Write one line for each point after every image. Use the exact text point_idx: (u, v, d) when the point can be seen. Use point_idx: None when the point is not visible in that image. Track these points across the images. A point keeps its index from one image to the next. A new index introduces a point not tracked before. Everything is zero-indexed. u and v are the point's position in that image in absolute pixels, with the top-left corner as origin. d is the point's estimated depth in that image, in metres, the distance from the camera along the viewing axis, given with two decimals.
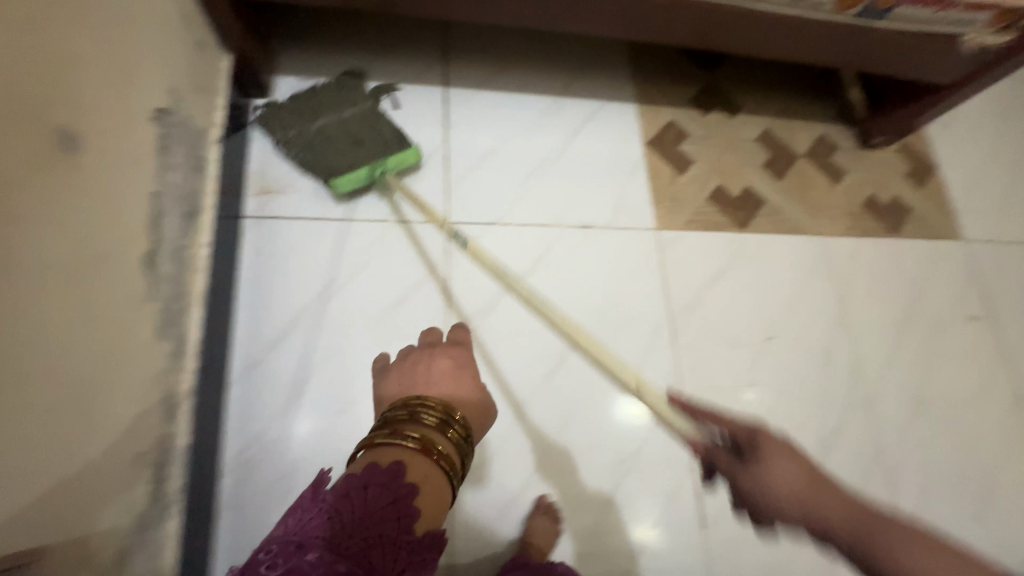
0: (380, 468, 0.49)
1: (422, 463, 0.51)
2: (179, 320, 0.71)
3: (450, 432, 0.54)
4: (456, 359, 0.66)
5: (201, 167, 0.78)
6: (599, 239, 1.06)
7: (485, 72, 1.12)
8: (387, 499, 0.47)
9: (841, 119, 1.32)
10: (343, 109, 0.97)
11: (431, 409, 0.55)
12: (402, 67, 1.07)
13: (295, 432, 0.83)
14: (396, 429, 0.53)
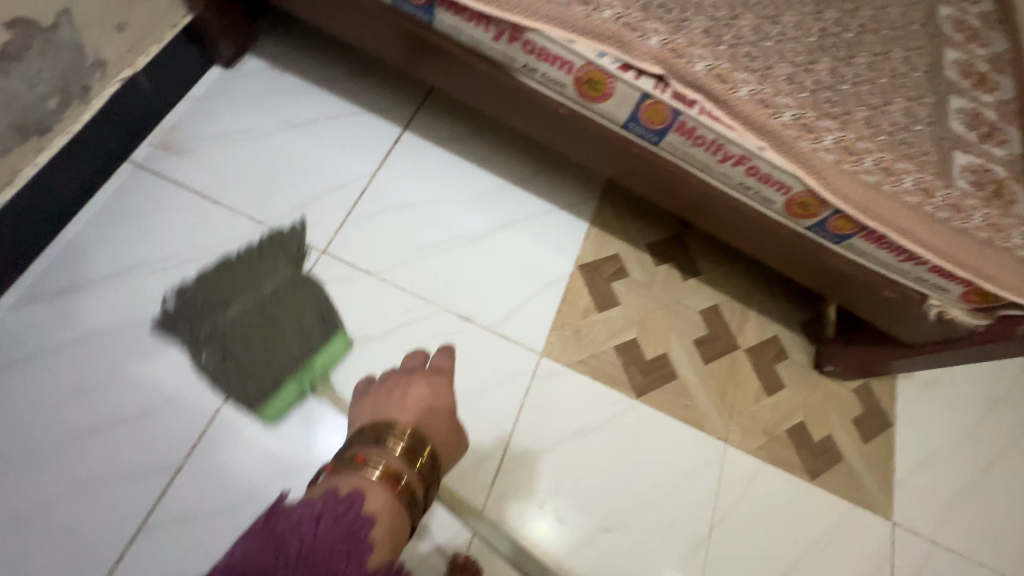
0: (342, 497, 0.49)
1: (381, 495, 0.52)
2: None
3: (415, 460, 0.57)
4: (420, 386, 0.65)
5: (82, 94, 0.76)
6: (473, 338, 0.96)
7: (451, 132, 1.09)
8: (342, 528, 0.46)
9: (804, 331, 1.19)
10: (263, 278, 0.83)
11: (399, 436, 0.58)
12: (372, 95, 1.06)
13: (33, 384, 0.78)
14: (359, 453, 0.56)
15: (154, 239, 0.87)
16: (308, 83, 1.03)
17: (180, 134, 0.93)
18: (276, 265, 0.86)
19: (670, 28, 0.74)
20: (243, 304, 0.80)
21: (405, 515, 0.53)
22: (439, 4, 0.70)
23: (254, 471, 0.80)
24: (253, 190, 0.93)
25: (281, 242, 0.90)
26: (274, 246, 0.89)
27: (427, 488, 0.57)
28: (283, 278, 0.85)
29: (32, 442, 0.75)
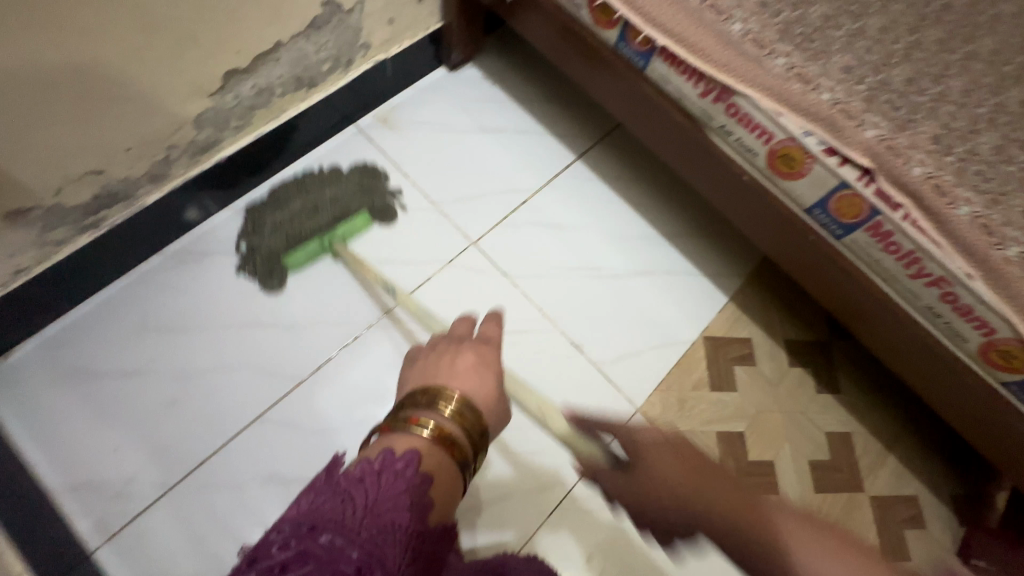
0: (400, 459, 0.45)
1: (435, 456, 0.47)
2: (224, 133, 0.83)
3: (466, 423, 0.51)
4: (467, 357, 0.59)
5: (345, 64, 0.93)
6: (576, 368, 0.97)
7: (619, 172, 1.12)
8: (401, 486, 0.43)
9: (954, 504, 0.99)
10: (331, 184, 0.96)
11: (449, 399, 0.52)
12: (559, 121, 1.14)
13: (230, 274, 0.90)
14: (408, 415, 0.50)
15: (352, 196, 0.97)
16: (509, 99, 1.15)
17: (397, 113, 1.09)
18: (345, 178, 0.98)
19: (894, 127, 0.69)
20: (302, 203, 0.94)
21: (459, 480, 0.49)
22: (659, 55, 0.73)
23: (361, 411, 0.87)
24: (436, 175, 1.06)
25: (370, 173, 1.02)
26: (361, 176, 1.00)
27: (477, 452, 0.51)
28: (348, 182, 0.98)
29: (203, 325, 0.87)
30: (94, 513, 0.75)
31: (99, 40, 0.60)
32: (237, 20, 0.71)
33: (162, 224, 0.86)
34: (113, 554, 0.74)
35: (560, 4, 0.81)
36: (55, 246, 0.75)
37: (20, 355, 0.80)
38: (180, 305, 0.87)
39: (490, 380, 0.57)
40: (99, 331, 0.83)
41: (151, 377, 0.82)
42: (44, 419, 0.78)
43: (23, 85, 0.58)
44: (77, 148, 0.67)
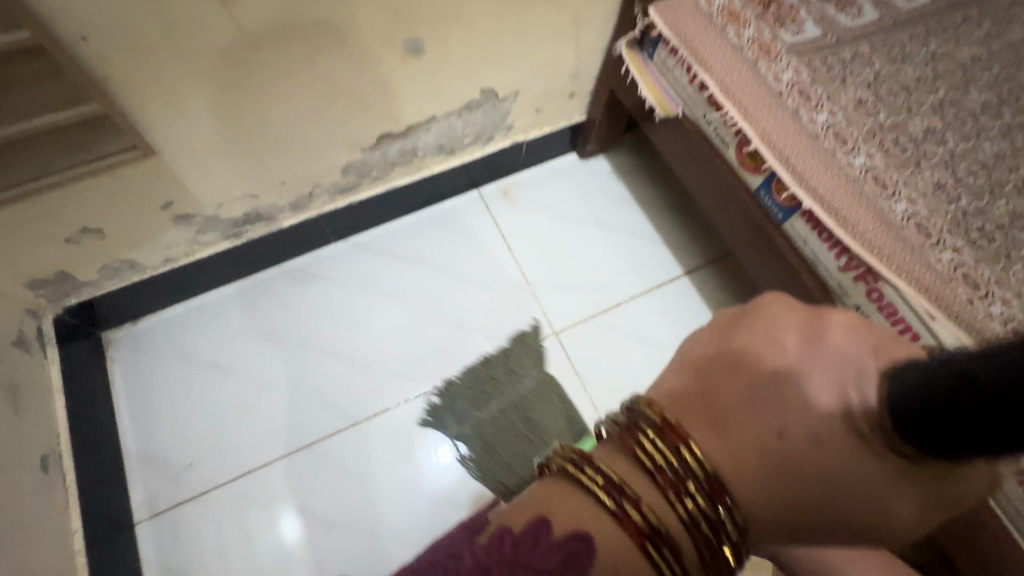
0: (524, 531, 0.31)
1: (611, 531, 0.31)
2: (364, 181, 0.92)
3: (695, 515, 0.31)
4: (791, 334, 0.32)
5: (485, 139, 0.99)
6: None
7: (724, 299, 1.06)
8: (524, 565, 0.30)
9: None
10: (551, 423, 0.93)
11: (686, 450, 0.31)
12: (674, 232, 1.12)
13: (329, 302, 0.97)
14: (621, 437, 0.33)
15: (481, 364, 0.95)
16: (629, 199, 1.15)
17: (519, 188, 1.13)
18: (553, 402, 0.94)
19: None
20: (499, 404, 0.93)
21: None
22: (802, 213, 0.68)
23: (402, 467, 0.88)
24: (538, 255, 1.07)
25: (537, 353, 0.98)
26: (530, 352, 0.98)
27: (722, 537, 0.31)
28: (554, 404, 0.94)
29: (292, 341, 0.94)
30: (151, 488, 0.82)
31: (291, 100, 0.69)
32: (405, 95, 0.78)
33: (289, 244, 0.95)
34: (150, 530, 0.80)
35: (707, 135, 0.79)
36: (201, 246, 0.85)
37: (145, 325, 0.92)
38: (280, 317, 0.95)
39: (819, 440, 0.30)
40: (209, 322, 0.93)
41: (234, 377, 0.90)
42: (143, 386, 0.88)
43: (222, 131, 0.68)
44: (246, 178, 0.77)
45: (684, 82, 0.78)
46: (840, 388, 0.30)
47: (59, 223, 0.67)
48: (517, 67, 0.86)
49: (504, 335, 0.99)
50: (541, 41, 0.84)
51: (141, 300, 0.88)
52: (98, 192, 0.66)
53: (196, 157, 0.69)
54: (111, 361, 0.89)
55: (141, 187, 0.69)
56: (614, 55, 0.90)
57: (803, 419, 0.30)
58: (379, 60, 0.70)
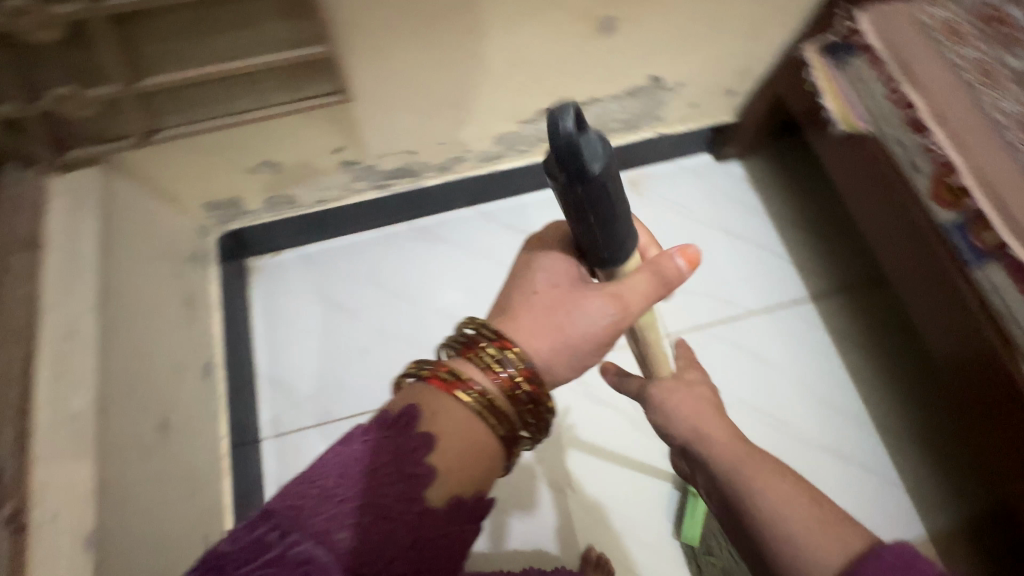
0: (279, 505, 0.37)
1: (466, 418, 0.39)
2: (508, 152, 0.92)
3: (493, 374, 0.40)
4: (556, 276, 0.44)
5: (631, 126, 0.96)
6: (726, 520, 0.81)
7: (850, 331, 1.00)
8: (394, 453, 0.38)
9: None
10: None
11: (507, 354, 0.40)
12: (805, 252, 1.06)
13: (450, 265, 0.99)
14: (422, 398, 0.40)
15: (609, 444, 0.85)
16: (761, 210, 1.09)
17: (648, 182, 1.10)
18: None
19: None
20: None
21: (494, 457, 0.40)
22: (1003, 262, 0.62)
23: None
24: None
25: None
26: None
27: (534, 424, 0.42)
28: None
29: (412, 297, 0.97)
30: (275, 410, 0.88)
31: (476, 63, 0.69)
32: (578, 73, 0.77)
33: (423, 203, 0.97)
34: (272, 449, 0.86)
35: (894, 158, 0.73)
36: (351, 192, 0.89)
37: (283, 258, 0.97)
38: (403, 272, 0.98)
39: (559, 303, 0.42)
40: (342, 266, 0.98)
41: (358, 322, 0.95)
42: (277, 315, 0.94)
43: (408, 85, 0.69)
44: (411, 134, 0.79)
45: (880, 94, 0.72)
46: (658, 285, 0.42)
47: (247, 152, 0.71)
48: (691, 56, 0.82)
49: None
50: (723, 32, 0.80)
51: (287, 234, 0.93)
52: (287, 128, 0.69)
53: (377, 107, 0.71)
54: (252, 287, 0.95)
55: (324, 130, 0.72)
56: (793, 57, 0.84)
57: (592, 324, 0.42)
58: (569, 32, 0.69)
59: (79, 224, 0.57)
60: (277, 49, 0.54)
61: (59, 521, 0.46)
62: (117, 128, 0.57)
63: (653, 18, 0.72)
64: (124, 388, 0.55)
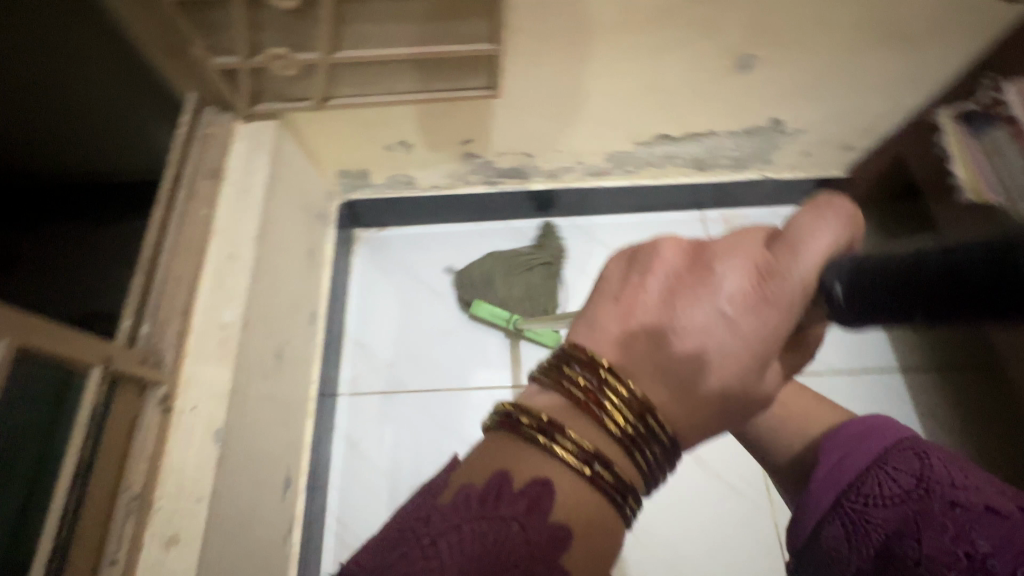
0: (487, 487, 0.32)
1: (568, 478, 0.32)
2: (616, 170, 0.95)
3: (609, 425, 0.34)
4: (732, 287, 0.34)
5: (741, 165, 0.98)
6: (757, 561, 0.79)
7: (943, 415, 0.94)
8: (507, 538, 0.31)
9: None
10: None
11: (617, 389, 0.34)
12: (903, 324, 1.01)
13: (537, 269, 1.03)
14: (551, 415, 0.34)
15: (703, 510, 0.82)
16: None
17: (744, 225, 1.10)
18: None
19: None
20: None
21: (612, 507, 0.33)
22: None
23: None
24: None
25: None
26: None
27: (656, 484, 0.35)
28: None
29: (496, 292, 1.01)
30: (355, 371, 0.94)
31: (612, 80, 0.74)
32: (704, 104, 0.80)
33: (525, 205, 1.02)
34: (346, 405, 0.91)
35: None
36: (464, 183, 0.95)
37: (387, 234, 1.05)
38: (492, 267, 1.03)
39: (715, 368, 0.34)
40: (438, 251, 1.04)
41: (445, 305, 1.00)
42: (372, 283, 1.01)
43: (547, 91, 0.75)
44: (534, 138, 0.84)
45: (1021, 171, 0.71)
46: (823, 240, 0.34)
47: (391, 130, 0.79)
48: (818, 106, 0.83)
49: None
50: (855, 87, 0.81)
51: (396, 213, 1.01)
52: (431, 113, 0.76)
53: (513, 107, 0.77)
54: (355, 255, 1.03)
55: (462, 120, 0.78)
56: (926, 120, 0.83)
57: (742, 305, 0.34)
58: (706, 64, 0.73)
59: (253, 166, 0.65)
60: (451, 41, 0.61)
61: (197, 412, 0.52)
62: (301, 90, 0.66)
63: (789, 63, 0.74)
64: (261, 312, 0.62)
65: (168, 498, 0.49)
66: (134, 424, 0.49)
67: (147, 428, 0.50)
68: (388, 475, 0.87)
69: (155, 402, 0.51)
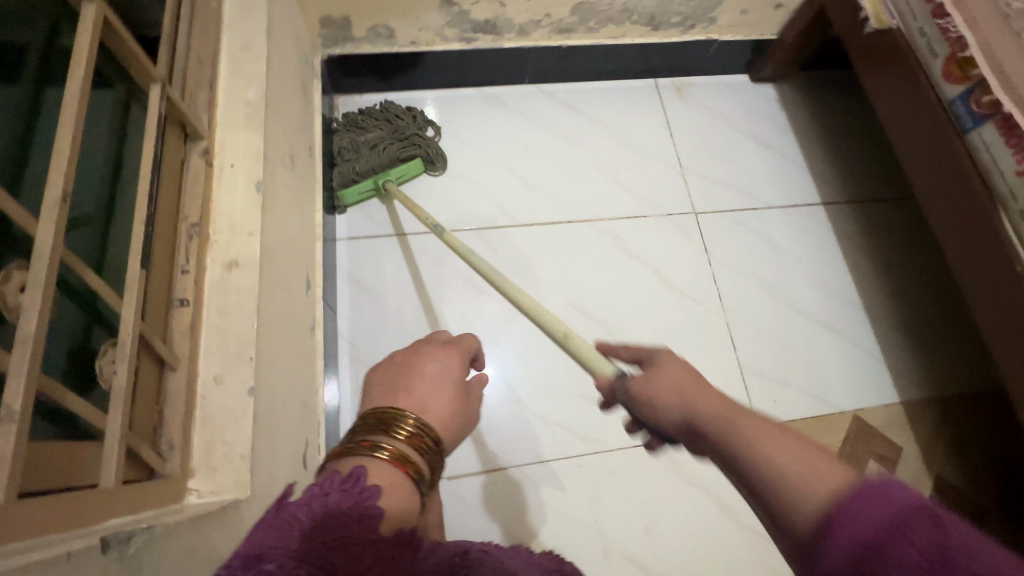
0: (341, 474, 0.42)
1: (386, 468, 0.44)
2: (581, 26, 1.07)
3: (400, 430, 0.47)
4: (442, 388, 0.54)
5: (687, 24, 1.13)
6: (684, 334, 1.02)
7: (854, 234, 1.14)
8: (351, 502, 0.40)
9: None
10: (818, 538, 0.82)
11: (404, 417, 0.48)
12: (823, 168, 1.20)
13: (510, 129, 1.12)
14: (366, 440, 0.46)
15: (667, 323, 1.02)
16: (787, 127, 1.23)
17: (690, 89, 1.24)
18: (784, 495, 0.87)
19: None
20: None
21: (415, 490, 0.45)
22: (996, 120, 0.76)
23: (535, 259, 1.03)
24: (693, 148, 1.18)
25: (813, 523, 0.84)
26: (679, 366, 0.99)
27: (436, 463, 0.49)
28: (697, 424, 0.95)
29: (475, 148, 1.10)
30: (348, 222, 1.00)
31: None
32: None
33: (497, 67, 1.11)
34: (345, 250, 0.98)
35: (915, 45, 0.88)
36: (442, 40, 1.03)
37: (367, 100, 1.10)
38: (468, 126, 1.11)
39: (456, 395, 0.54)
40: None
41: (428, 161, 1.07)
42: None
43: None
44: None
45: None
46: (452, 357, 0.57)
47: None
48: None
49: (649, 200, 1.11)
50: None
51: (377, 76, 1.06)
52: None
53: None
54: (337, 120, 1.07)
55: None
56: None
57: (443, 366, 0.56)
58: None
59: None
60: None
61: (237, 169, 0.58)
62: None
63: None
64: (274, 107, 0.68)
65: (222, 233, 0.55)
66: (183, 166, 0.54)
67: (195, 172, 0.55)
68: (391, 303, 0.95)
69: (197, 152, 0.56)
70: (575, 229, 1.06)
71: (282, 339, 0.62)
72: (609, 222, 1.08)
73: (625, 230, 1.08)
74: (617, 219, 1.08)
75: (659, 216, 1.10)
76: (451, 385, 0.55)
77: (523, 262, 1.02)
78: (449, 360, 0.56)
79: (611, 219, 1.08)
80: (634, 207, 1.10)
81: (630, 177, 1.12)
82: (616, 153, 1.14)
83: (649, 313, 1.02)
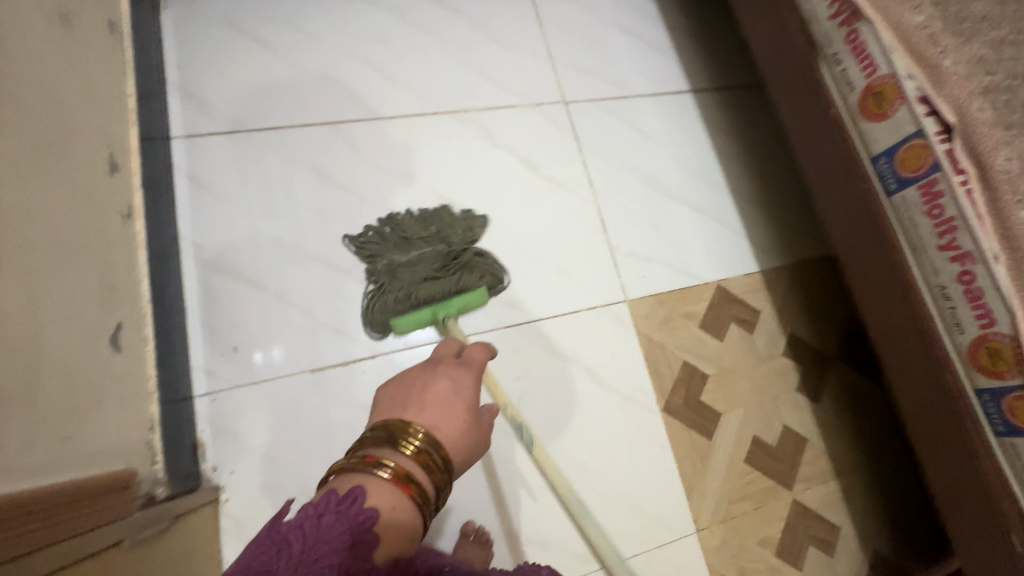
0: (339, 493, 0.44)
1: (387, 489, 0.46)
2: None
3: (406, 446, 0.48)
4: (450, 406, 0.54)
5: None
6: (555, 220, 1.02)
7: (719, 118, 1.17)
8: (346, 528, 0.42)
9: (869, 522, 0.97)
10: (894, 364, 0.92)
11: (411, 434, 0.49)
12: (692, 56, 1.21)
13: (365, 19, 1.05)
14: (370, 454, 0.48)
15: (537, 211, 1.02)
16: (657, 17, 1.23)
17: None
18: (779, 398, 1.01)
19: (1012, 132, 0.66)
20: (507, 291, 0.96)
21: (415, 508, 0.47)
22: None
23: (399, 152, 0.98)
24: (563, 38, 1.16)
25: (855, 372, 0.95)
26: (549, 250, 1.00)
27: (441, 483, 0.50)
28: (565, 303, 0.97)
29: (328, 38, 1.02)
30: (184, 120, 0.92)
31: None
32: None
33: None
34: (182, 149, 0.90)
35: None
36: None
37: None
38: (318, 16, 1.03)
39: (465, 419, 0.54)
40: (261, 3, 1.01)
41: (274, 54, 0.99)
42: (193, 36, 0.96)
43: None
44: None
45: None
46: (460, 374, 0.58)
47: None
48: None
49: (519, 91, 1.09)
50: None
51: None
52: None
53: None
54: (164, 11, 0.96)
55: None
56: None
57: (450, 386, 0.56)
58: None
59: None
60: None
61: None
62: None
63: None
64: None
65: None
66: None
67: None
68: (240, 202, 0.89)
69: None
70: (441, 122, 1.02)
71: (57, 203, 0.56)
72: (476, 114, 1.05)
73: (493, 122, 1.05)
74: (484, 110, 1.05)
75: (529, 107, 1.08)
76: (462, 407, 0.55)
77: (384, 155, 0.98)
78: (455, 377, 0.57)
79: (478, 110, 1.05)
80: (503, 98, 1.07)
81: (496, 68, 1.09)
82: (480, 44, 1.10)
83: (519, 201, 1.01)
